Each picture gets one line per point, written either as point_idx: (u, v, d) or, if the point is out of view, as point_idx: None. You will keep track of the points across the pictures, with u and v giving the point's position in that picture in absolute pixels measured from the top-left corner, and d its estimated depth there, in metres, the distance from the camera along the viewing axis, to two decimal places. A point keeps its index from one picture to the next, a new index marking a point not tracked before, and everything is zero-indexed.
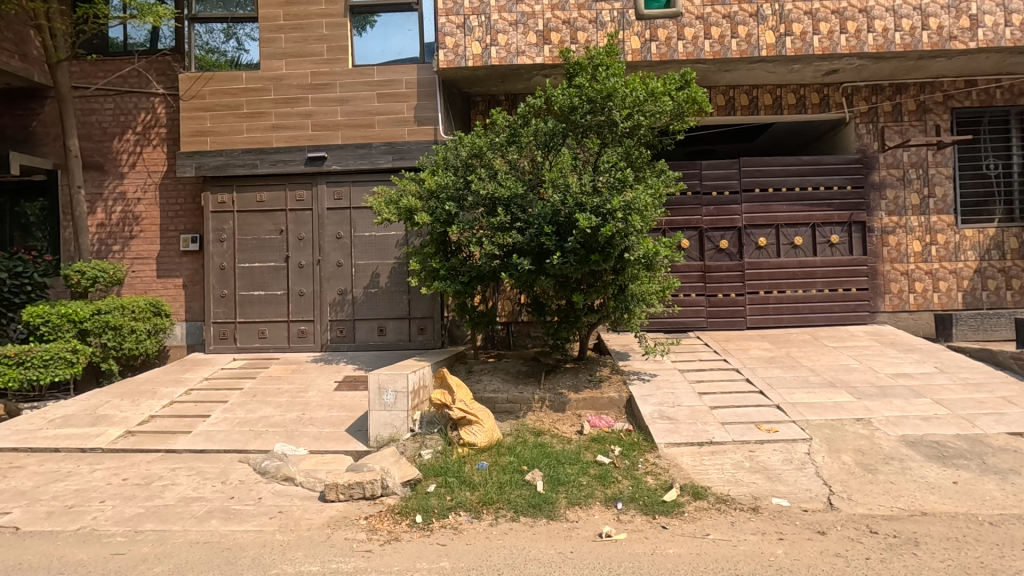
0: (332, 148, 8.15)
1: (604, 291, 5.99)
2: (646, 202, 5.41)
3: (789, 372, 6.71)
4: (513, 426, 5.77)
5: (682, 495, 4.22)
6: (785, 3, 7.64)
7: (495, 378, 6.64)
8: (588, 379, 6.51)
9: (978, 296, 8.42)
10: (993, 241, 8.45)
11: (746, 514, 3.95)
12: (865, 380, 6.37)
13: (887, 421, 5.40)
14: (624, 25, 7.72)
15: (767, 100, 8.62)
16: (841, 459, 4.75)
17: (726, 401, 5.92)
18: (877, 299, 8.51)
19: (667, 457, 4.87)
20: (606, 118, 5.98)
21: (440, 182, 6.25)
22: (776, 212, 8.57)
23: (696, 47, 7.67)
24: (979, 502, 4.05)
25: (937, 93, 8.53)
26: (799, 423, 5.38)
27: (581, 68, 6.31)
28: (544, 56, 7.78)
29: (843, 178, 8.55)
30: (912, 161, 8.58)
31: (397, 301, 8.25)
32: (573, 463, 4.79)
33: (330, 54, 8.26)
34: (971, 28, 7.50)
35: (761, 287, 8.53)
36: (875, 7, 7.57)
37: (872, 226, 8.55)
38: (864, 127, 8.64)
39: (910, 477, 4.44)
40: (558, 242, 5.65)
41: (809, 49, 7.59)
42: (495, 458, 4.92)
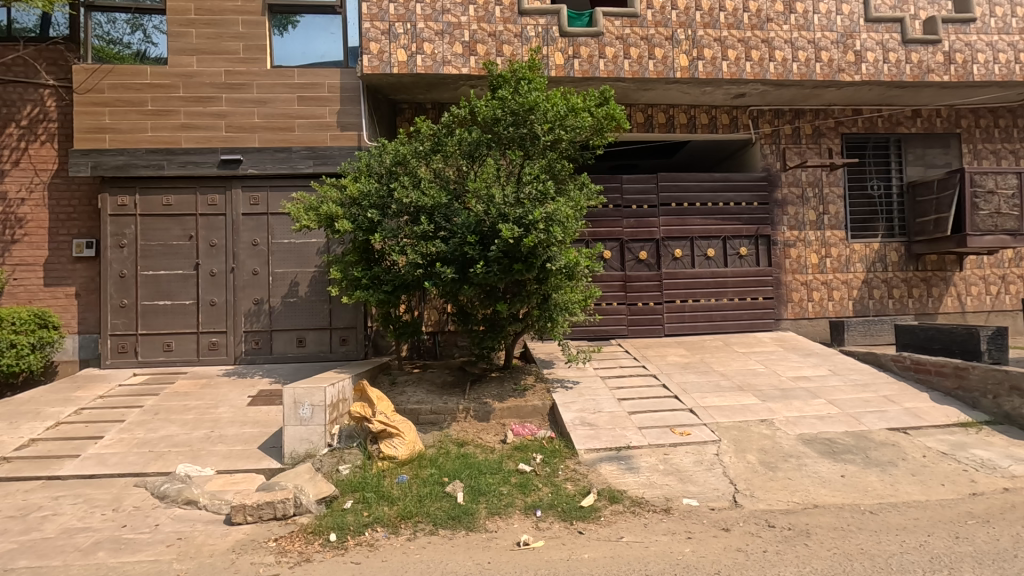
0: (248, 150, 7.77)
1: (528, 300, 6.07)
2: (567, 214, 5.54)
3: (702, 377, 7.07)
4: (436, 437, 5.70)
5: (599, 500, 4.34)
6: (696, 29, 8.13)
7: (419, 390, 6.54)
8: (512, 388, 6.55)
9: (865, 304, 9.27)
10: (878, 255, 9.35)
11: (658, 515, 4.11)
12: (770, 383, 6.84)
13: (787, 421, 5.82)
14: (548, 41, 7.92)
15: (682, 120, 9.13)
16: (746, 459, 5.06)
17: (644, 406, 6.15)
18: (782, 307, 9.16)
19: (587, 462, 4.99)
20: (529, 131, 6.10)
21: (363, 190, 6.14)
22: (691, 225, 9.07)
23: (616, 66, 7.99)
24: (862, 493, 4.44)
25: (830, 120, 9.37)
26: (710, 425, 5.69)
27: (504, 80, 6.41)
28: (469, 67, 7.84)
29: (750, 195, 9.18)
30: (810, 180, 9.35)
31: (319, 310, 7.97)
32: (495, 472, 4.81)
33: (247, 53, 7.90)
34: (856, 63, 8.31)
35: (678, 296, 8.97)
36: (775, 38, 8.22)
37: (776, 239, 9.22)
38: (768, 147, 9.32)
39: (805, 473, 4.80)
40: (482, 251, 5.69)
41: (719, 73, 8.11)
42: (416, 471, 4.84)
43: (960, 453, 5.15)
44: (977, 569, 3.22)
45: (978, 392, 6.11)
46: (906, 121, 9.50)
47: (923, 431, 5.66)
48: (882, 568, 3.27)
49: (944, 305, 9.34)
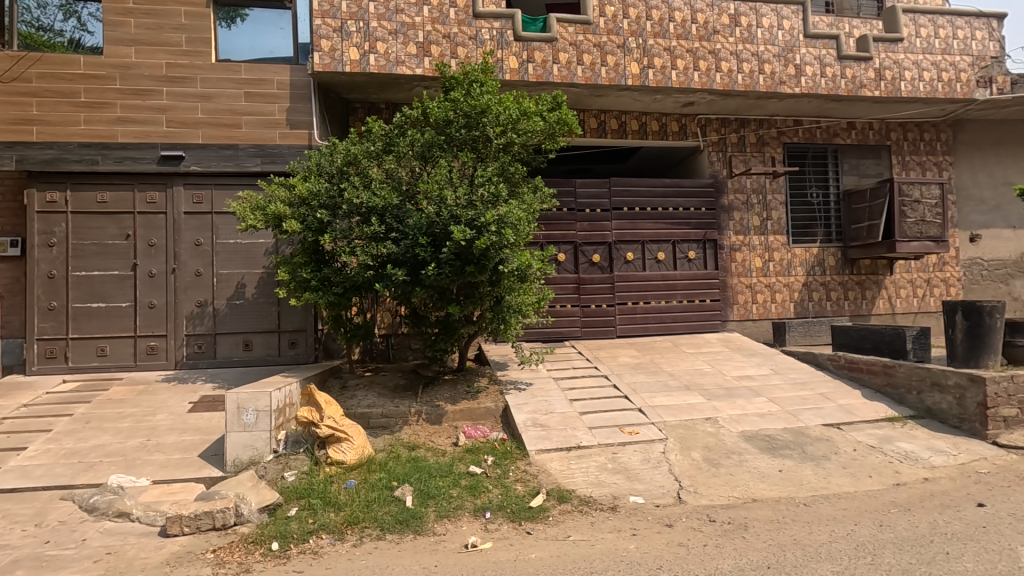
0: (191, 147, 7.49)
1: (481, 302, 6.07)
2: (519, 216, 5.57)
3: (651, 377, 7.26)
4: (386, 442, 5.62)
5: (548, 500, 4.38)
6: (647, 38, 8.35)
7: (371, 393, 6.44)
8: (465, 391, 6.53)
9: (805, 305, 9.72)
10: (817, 259, 9.82)
11: (605, 514, 4.19)
12: (715, 383, 7.08)
13: (730, 418, 6.04)
14: (502, 45, 7.97)
15: (634, 126, 9.36)
16: (691, 456, 5.22)
17: (595, 407, 6.25)
18: (728, 309, 9.49)
19: (537, 463, 5.03)
20: (480, 134, 6.13)
21: (312, 189, 6.01)
22: (642, 229, 9.30)
23: (569, 71, 8.11)
24: (797, 486, 4.65)
25: (773, 130, 9.79)
26: (657, 424, 5.84)
27: (457, 82, 6.42)
28: (423, 68, 7.79)
29: (698, 201, 9.49)
30: (754, 188, 9.73)
31: (266, 313, 7.74)
32: (446, 475, 4.79)
33: (190, 46, 7.60)
34: (796, 76, 8.71)
35: (630, 298, 9.17)
36: (721, 50, 8.53)
37: (723, 243, 9.55)
38: (715, 155, 9.66)
39: (745, 468, 4.99)
40: (434, 253, 5.67)
41: (668, 82, 8.35)
42: (365, 476, 4.77)
43: (887, 446, 5.47)
44: (897, 553, 3.43)
45: (904, 388, 6.50)
46: (842, 132, 10.03)
47: (855, 426, 5.98)
48: (813, 556, 3.43)
49: (876, 307, 9.89)
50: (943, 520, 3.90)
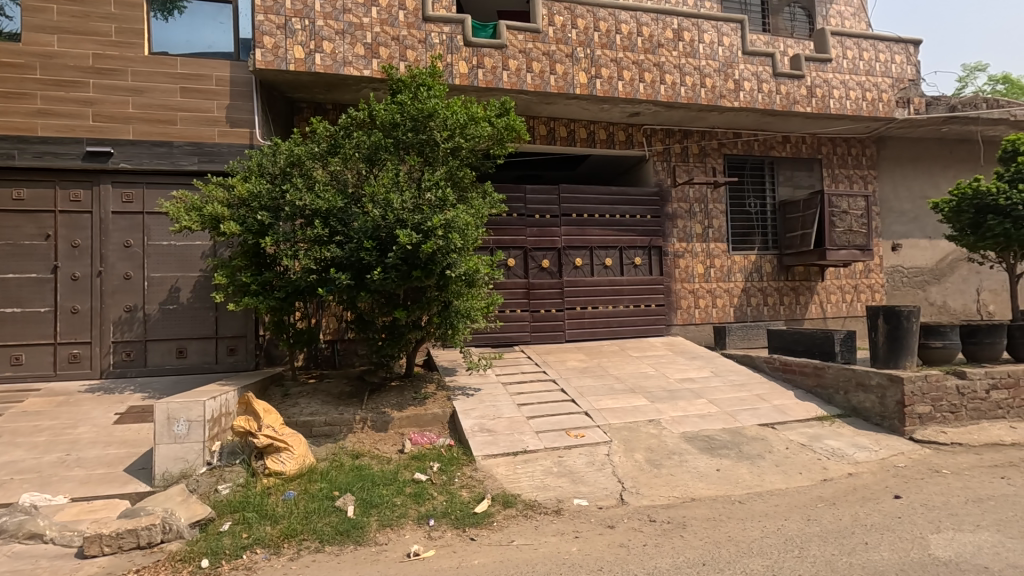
0: (121, 143, 7.09)
1: (429, 308, 6.01)
2: (466, 221, 5.55)
3: (598, 380, 7.38)
4: (329, 450, 5.48)
5: (493, 505, 4.38)
6: (595, 49, 8.53)
7: (314, 401, 6.26)
8: (412, 397, 6.44)
9: (744, 310, 10.14)
10: (755, 266, 10.27)
11: (549, 517, 4.22)
12: (659, 385, 7.28)
13: (672, 420, 6.23)
14: (452, 50, 7.97)
15: (582, 134, 9.54)
16: (634, 458, 5.34)
17: (542, 411, 6.29)
18: (672, 314, 9.79)
19: (483, 468, 5.02)
20: (428, 137, 6.10)
21: (252, 190, 5.81)
22: (590, 235, 9.47)
23: (519, 78, 8.19)
24: (734, 484, 4.84)
25: (714, 141, 10.19)
26: (602, 427, 5.95)
27: (404, 85, 6.36)
28: (371, 70, 7.67)
29: (644, 209, 9.76)
30: (697, 197, 10.09)
31: (202, 318, 7.40)
32: (390, 483, 4.70)
33: (120, 36, 7.21)
34: (735, 90, 9.11)
35: (578, 303, 9.31)
36: (665, 63, 8.82)
37: (667, 250, 9.85)
38: (660, 164, 9.96)
39: (686, 468, 5.15)
40: (379, 257, 5.58)
41: (615, 92, 8.57)
42: (305, 486, 4.62)
43: (816, 444, 5.77)
44: (821, 545, 3.61)
45: (832, 389, 6.87)
46: (778, 146, 10.55)
47: (788, 426, 6.27)
48: (745, 552, 3.57)
49: (809, 311, 10.42)
50: (864, 512, 4.14)
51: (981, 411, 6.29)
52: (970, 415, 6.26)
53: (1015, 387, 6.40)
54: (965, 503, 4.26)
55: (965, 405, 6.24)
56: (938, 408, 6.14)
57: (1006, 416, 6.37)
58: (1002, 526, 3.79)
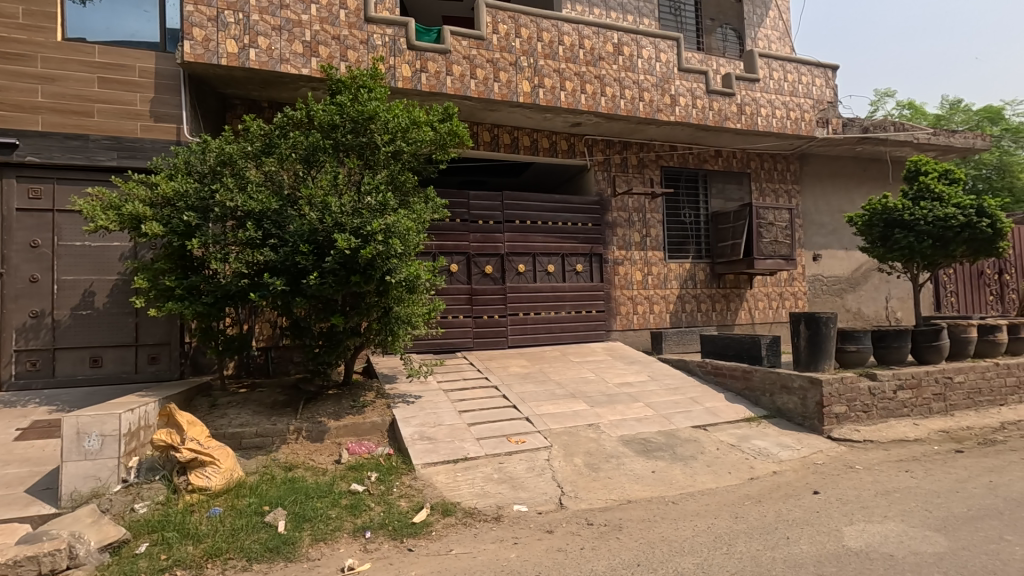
0: (28, 134, 6.53)
1: (368, 314, 5.86)
2: (408, 226, 5.45)
3: (540, 386, 7.44)
4: (259, 463, 5.23)
5: (432, 514, 4.32)
6: (538, 59, 8.66)
7: (244, 411, 5.97)
8: (350, 405, 6.26)
9: (679, 316, 10.53)
10: (689, 273, 10.69)
11: (488, 524, 4.21)
12: (598, 390, 7.43)
13: (611, 424, 6.37)
14: (394, 52, 7.87)
15: (525, 142, 9.65)
16: (574, 462, 5.41)
17: (483, 417, 6.27)
18: (612, 320, 10.03)
19: (423, 477, 4.94)
20: (368, 140, 5.98)
21: (178, 189, 5.51)
22: (533, 242, 9.57)
23: (462, 84, 8.19)
24: (668, 485, 5.00)
25: (652, 153, 10.55)
26: (543, 432, 6.00)
27: (344, 86, 6.21)
28: (310, 69, 7.46)
29: (585, 217, 9.97)
30: (635, 207, 10.40)
31: (120, 325, 6.91)
32: (324, 495, 4.54)
33: (29, 19, 6.66)
34: (672, 105, 9.49)
35: (520, 309, 9.39)
36: (606, 76, 9.07)
37: (607, 257, 10.10)
38: (601, 174, 10.22)
39: (623, 471, 5.27)
40: (316, 261, 5.42)
41: (557, 102, 8.73)
42: (232, 502, 4.39)
43: (744, 444, 6.07)
44: (747, 541, 3.79)
45: (759, 391, 7.24)
46: (711, 160, 11.06)
47: (718, 427, 6.55)
48: (677, 551, 3.69)
49: (739, 317, 10.96)
50: (786, 508, 4.38)
51: (889, 410, 6.81)
52: (880, 414, 6.76)
53: (918, 387, 6.97)
54: (874, 496, 4.59)
55: (875, 404, 6.73)
56: (852, 407, 6.60)
57: (911, 414, 6.92)
58: (906, 516, 4.11)
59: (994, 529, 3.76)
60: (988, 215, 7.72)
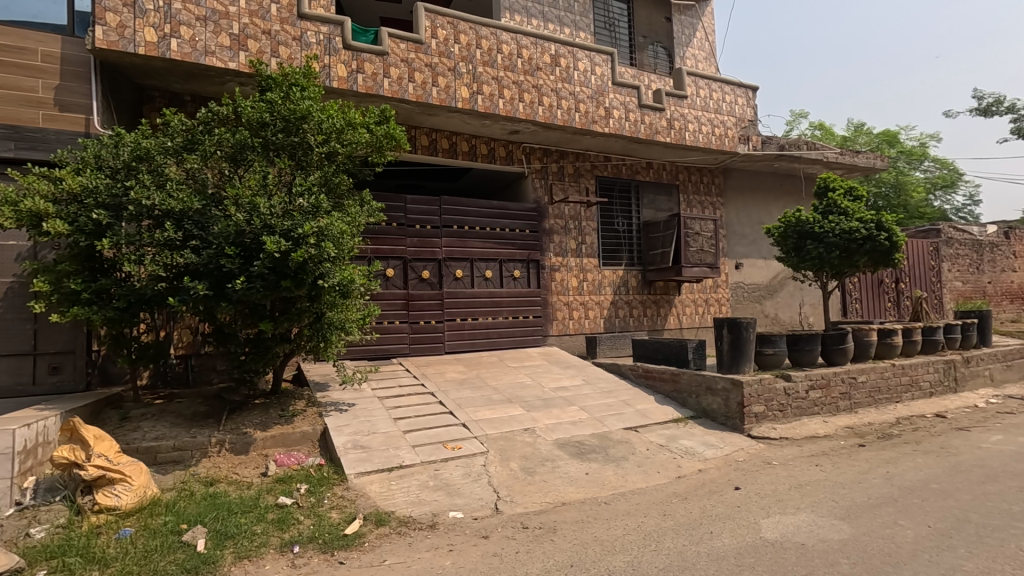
0: None
1: (299, 320, 5.64)
2: (341, 230, 5.30)
3: (476, 392, 7.43)
4: (177, 479, 4.91)
5: (365, 525, 4.21)
6: (477, 66, 8.71)
7: (160, 424, 5.59)
8: (278, 415, 6.00)
9: (613, 321, 10.84)
10: (622, 280, 11.03)
11: (423, 532, 4.15)
12: (534, 395, 7.51)
13: (546, 428, 6.46)
14: (329, 51, 7.67)
15: (464, 148, 9.66)
16: (509, 466, 5.45)
17: (418, 424, 6.19)
18: (549, 325, 10.19)
19: (355, 487, 4.81)
20: (301, 140, 5.78)
21: (86, 184, 5.11)
22: (470, 248, 9.58)
23: (400, 87, 8.10)
24: (601, 487, 5.13)
25: (587, 163, 10.85)
26: (479, 438, 6.00)
27: (275, 83, 5.96)
28: (238, 63, 7.14)
29: (523, 223, 10.09)
30: (571, 214, 10.62)
31: (15, 332, 6.29)
32: (249, 510, 4.33)
33: None
34: (606, 117, 9.81)
35: (458, 314, 9.35)
36: (544, 86, 9.25)
37: (544, 264, 10.26)
38: (538, 181, 10.39)
39: (558, 474, 5.36)
40: (243, 265, 5.18)
41: (496, 109, 8.81)
42: (145, 521, 4.10)
43: (672, 444, 6.33)
44: (674, 538, 3.95)
45: (686, 392, 7.58)
46: (643, 171, 11.50)
47: (648, 428, 6.80)
48: (609, 550, 3.79)
49: (668, 322, 11.44)
50: (710, 504, 4.61)
51: (802, 408, 7.31)
52: (794, 412, 7.24)
53: (827, 387, 7.54)
54: (788, 489, 4.91)
55: (790, 403, 7.22)
56: (769, 407, 7.04)
57: (821, 412, 7.47)
58: (816, 507, 4.43)
59: (890, 515, 4.13)
60: (886, 229, 8.45)
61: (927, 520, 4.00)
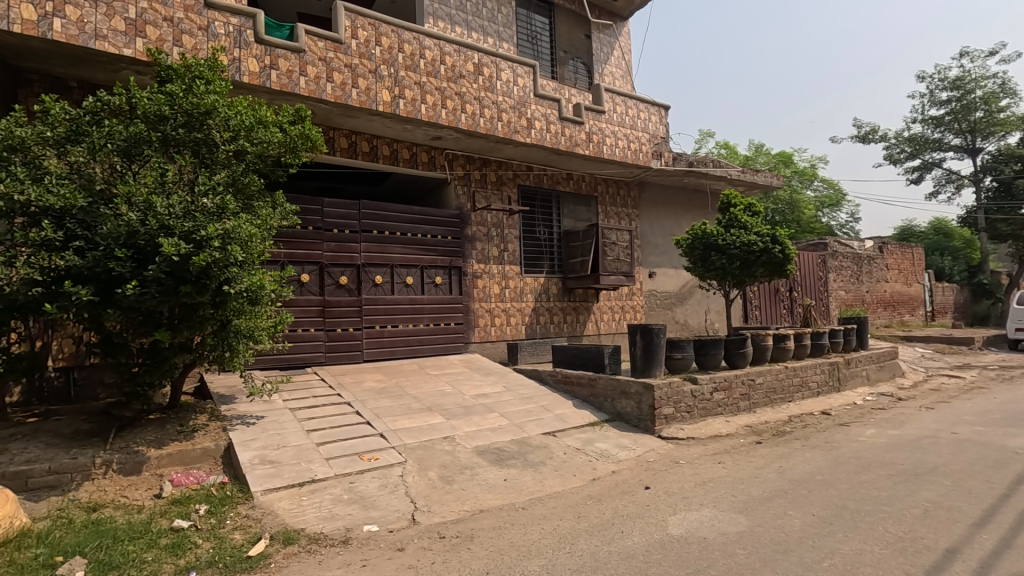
0: None
1: (201, 328, 5.27)
2: (250, 232, 5.02)
3: (395, 401, 7.27)
4: (52, 506, 4.41)
5: (271, 545, 3.99)
6: (399, 69, 8.59)
7: (33, 445, 5.00)
8: (176, 431, 5.54)
9: (534, 328, 11.01)
10: (543, 287, 11.24)
11: (335, 549, 3.99)
12: (455, 402, 7.47)
13: (466, 435, 6.44)
14: (239, 44, 7.29)
15: (385, 151, 9.48)
16: (428, 476, 5.37)
17: (333, 436, 5.96)
18: (470, 332, 10.18)
19: (262, 505, 4.54)
20: (205, 136, 5.41)
21: None
22: (390, 253, 9.40)
23: (318, 86, 7.82)
24: (519, 492, 5.19)
25: (510, 172, 10.98)
26: (397, 448, 5.87)
27: (176, 74, 5.56)
28: (134, 50, 6.59)
29: (445, 230, 10.04)
30: (494, 222, 10.70)
31: None
32: (139, 536, 3.98)
33: None
34: (528, 127, 10.00)
35: (377, 322, 9.13)
36: (467, 93, 9.29)
37: (466, 270, 10.24)
38: (461, 188, 10.40)
39: (476, 481, 5.35)
40: (136, 269, 4.78)
41: (418, 114, 8.73)
42: (11, 557, 3.65)
43: (588, 448, 6.52)
44: (588, 539, 4.07)
45: (602, 397, 7.83)
46: (563, 181, 11.80)
47: (566, 433, 6.96)
48: (525, 555, 3.84)
49: (587, 329, 11.79)
50: (623, 505, 4.78)
51: (708, 409, 7.79)
52: (700, 413, 7.70)
53: (729, 388, 8.08)
54: (693, 486, 5.21)
55: (696, 405, 7.66)
56: (678, 408, 7.44)
57: (723, 412, 7.99)
58: (717, 502, 4.72)
59: (781, 506, 4.49)
60: (780, 242, 9.21)
61: (812, 509, 4.38)
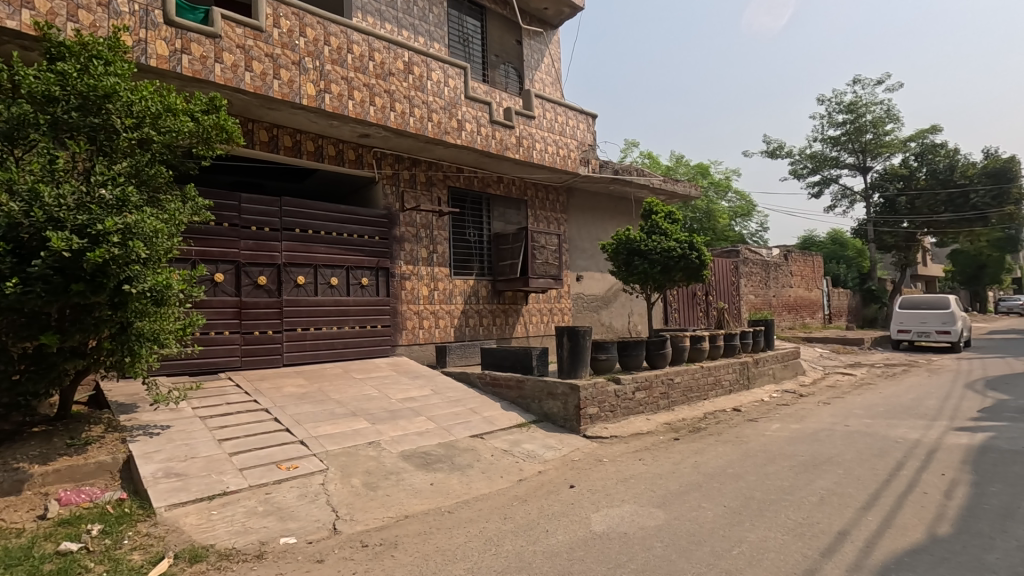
0: None
1: (97, 331, 4.82)
2: (155, 228, 4.66)
3: (317, 406, 6.98)
4: None
5: (175, 564, 3.70)
6: (325, 63, 8.28)
7: None
8: (66, 444, 5.02)
9: (463, 330, 10.97)
10: (472, 290, 11.21)
11: (248, 565, 3.77)
12: (380, 407, 7.28)
13: (392, 440, 6.29)
14: (146, 24, 6.75)
15: (309, 147, 9.11)
16: (351, 483, 5.20)
17: (248, 445, 5.64)
18: (398, 334, 9.97)
19: (166, 522, 4.21)
20: (103, 122, 4.96)
21: None
22: (314, 253, 9.03)
23: (236, 75, 7.39)
24: (445, 496, 5.14)
25: (440, 173, 10.87)
26: (318, 455, 5.64)
27: (69, 51, 5.06)
28: (19, 22, 5.93)
29: (372, 230, 9.79)
30: (423, 223, 10.55)
31: None
32: (18, 563, 3.57)
33: None
34: (459, 128, 9.96)
35: (299, 324, 8.74)
36: (396, 92, 9.12)
37: (394, 272, 10.03)
38: (389, 188, 10.19)
39: (401, 487, 5.25)
40: (17, 265, 4.31)
41: (345, 110, 8.46)
42: None
43: (515, 449, 6.57)
44: (513, 540, 4.09)
45: (530, 398, 7.93)
46: (494, 184, 11.85)
47: (493, 435, 6.97)
48: (450, 559, 3.80)
49: (516, 330, 11.90)
50: (548, 504, 4.86)
51: (630, 408, 8.07)
52: (623, 412, 7.96)
53: (650, 388, 8.42)
54: (615, 483, 5.38)
55: (619, 404, 7.92)
56: (602, 408, 7.66)
57: (644, 411, 8.31)
58: (638, 497, 4.90)
59: (696, 499, 4.73)
60: (696, 249, 9.74)
61: (723, 500, 4.65)
